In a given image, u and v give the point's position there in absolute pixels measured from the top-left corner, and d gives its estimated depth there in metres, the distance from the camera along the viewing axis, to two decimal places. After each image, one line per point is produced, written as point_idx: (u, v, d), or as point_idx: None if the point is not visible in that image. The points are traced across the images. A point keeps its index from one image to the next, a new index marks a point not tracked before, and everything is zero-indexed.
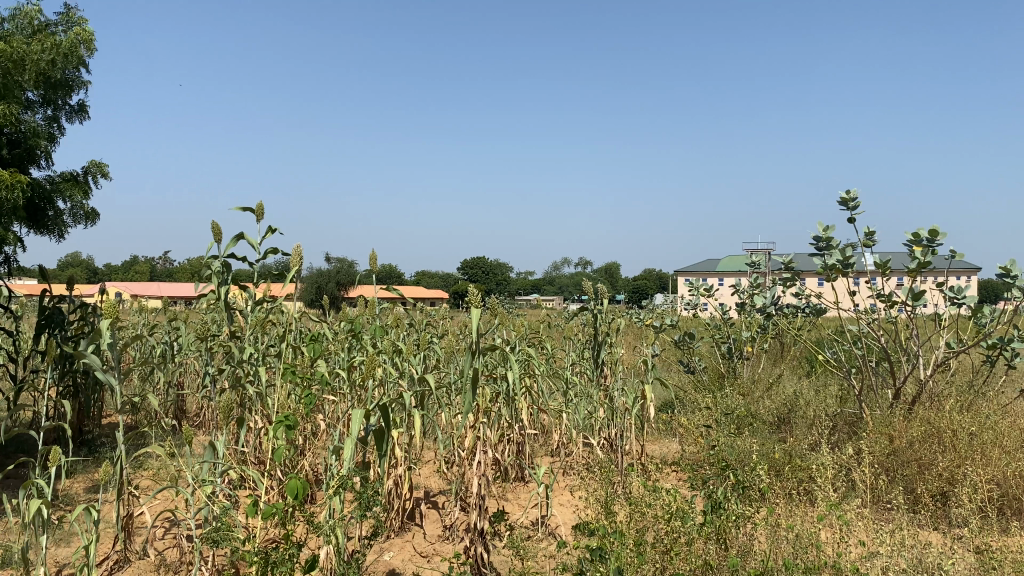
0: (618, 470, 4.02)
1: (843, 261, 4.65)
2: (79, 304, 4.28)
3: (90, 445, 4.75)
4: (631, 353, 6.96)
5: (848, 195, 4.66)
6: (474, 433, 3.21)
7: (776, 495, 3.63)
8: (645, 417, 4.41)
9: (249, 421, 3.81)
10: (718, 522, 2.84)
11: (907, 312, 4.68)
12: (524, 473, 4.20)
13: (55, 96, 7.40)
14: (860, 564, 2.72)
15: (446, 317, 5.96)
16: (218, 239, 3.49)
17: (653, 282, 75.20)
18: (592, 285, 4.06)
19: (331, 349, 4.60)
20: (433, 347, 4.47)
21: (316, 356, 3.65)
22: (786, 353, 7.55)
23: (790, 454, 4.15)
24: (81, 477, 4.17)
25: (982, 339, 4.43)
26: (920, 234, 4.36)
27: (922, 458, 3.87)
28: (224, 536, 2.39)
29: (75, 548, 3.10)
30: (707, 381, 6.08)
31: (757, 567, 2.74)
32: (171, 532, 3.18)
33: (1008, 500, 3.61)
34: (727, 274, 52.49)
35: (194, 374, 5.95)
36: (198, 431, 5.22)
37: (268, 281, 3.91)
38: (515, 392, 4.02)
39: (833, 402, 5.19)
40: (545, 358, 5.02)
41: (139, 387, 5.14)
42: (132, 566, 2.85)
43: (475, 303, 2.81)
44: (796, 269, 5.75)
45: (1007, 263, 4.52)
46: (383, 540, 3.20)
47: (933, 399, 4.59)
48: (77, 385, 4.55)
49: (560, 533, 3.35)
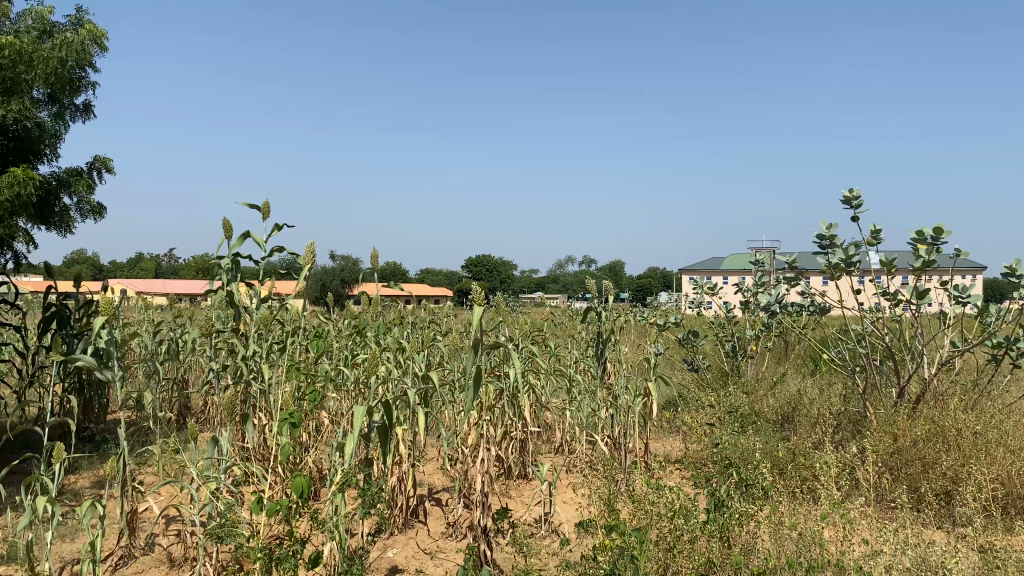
0: (621, 469, 4.02)
1: (848, 258, 4.64)
2: (84, 301, 4.29)
3: (95, 441, 4.76)
4: (635, 351, 6.95)
5: (852, 193, 4.65)
6: (477, 431, 3.20)
7: (780, 495, 3.62)
8: (648, 416, 4.41)
9: (254, 418, 3.80)
10: (722, 520, 2.83)
11: (912, 311, 4.65)
12: (528, 471, 4.21)
13: (63, 93, 7.42)
14: (863, 563, 2.71)
15: (450, 315, 5.95)
16: (227, 235, 3.50)
17: (656, 281, 75.24)
18: (597, 284, 4.06)
19: (336, 346, 4.59)
20: (438, 344, 4.46)
21: (319, 354, 3.70)
22: (790, 351, 7.56)
23: (794, 452, 4.13)
24: (85, 473, 4.18)
25: (987, 338, 4.41)
26: (926, 233, 4.35)
27: (927, 457, 3.85)
28: (229, 533, 2.39)
29: (80, 544, 3.11)
30: (710, 379, 6.08)
31: (760, 565, 2.72)
32: (175, 528, 3.19)
33: (1013, 499, 3.59)
34: (732, 273, 52.47)
35: (199, 371, 5.96)
36: (203, 427, 5.24)
37: (274, 278, 3.90)
38: (519, 390, 4.02)
39: (837, 400, 5.19)
40: (549, 355, 5.01)
41: (145, 383, 5.15)
42: (137, 562, 2.87)
43: (481, 302, 2.78)
44: (801, 268, 5.74)
45: (1011, 263, 4.54)
46: (387, 537, 3.21)
47: (938, 398, 4.57)
48: (82, 381, 4.56)
49: (564, 531, 3.34)
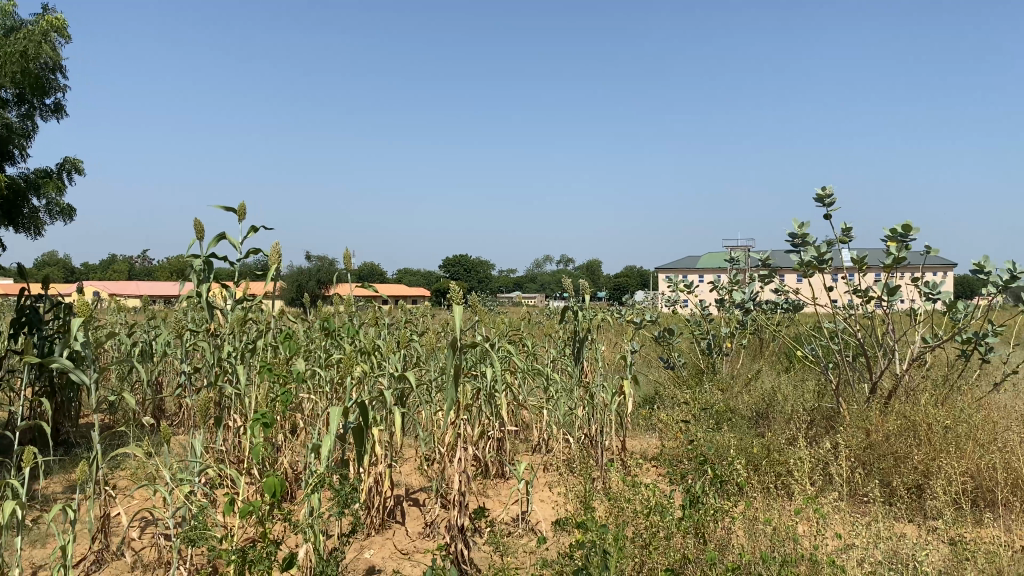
0: (597, 466, 4.04)
1: (819, 257, 4.68)
2: (55, 304, 4.23)
3: (66, 446, 4.70)
4: (612, 350, 6.97)
5: (825, 191, 4.70)
6: (454, 431, 3.19)
7: (755, 490, 3.64)
8: (625, 414, 4.42)
9: (228, 421, 3.77)
10: (697, 515, 2.85)
11: (884, 307, 4.68)
12: (505, 470, 4.22)
13: (31, 93, 7.38)
14: (835, 556, 2.74)
15: (426, 314, 5.92)
16: (200, 237, 3.45)
17: (633, 280, 75.75)
18: (572, 283, 4.05)
19: (311, 349, 4.55)
20: (413, 343, 4.45)
21: (292, 355, 3.67)
22: (764, 348, 7.65)
23: (768, 448, 4.14)
24: (56, 478, 4.13)
25: (957, 334, 4.45)
26: (896, 229, 4.41)
27: (898, 451, 3.90)
28: (201, 535, 2.36)
29: (51, 549, 3.06)
30: (685, 376, 6.12)
31: (734, 561, 2.74)
32: (147, 531, 3.15)
33: (981, 492, 3.66)
34: (708, 271, 53.01)
35: (173, 373, 5.90)
36: (178, 430, 5.20)
37: (246, 279, 3.85)
38: (495, 387, 4.00)
39: (812, 396, 5.23)
40: (526, 355, 4.99)
41: (117, 386, 5.10)
42: (109, 566, 2.84)
43: (457, 301, 2.77)
44: (775, 265, 5.79)
45: (981, 260, 4.61)
46: (363, 538, 3.19)
47: (910, 393, 4.63)
48: (53, 385, 4.51)
49: (541, 529, 3.37)
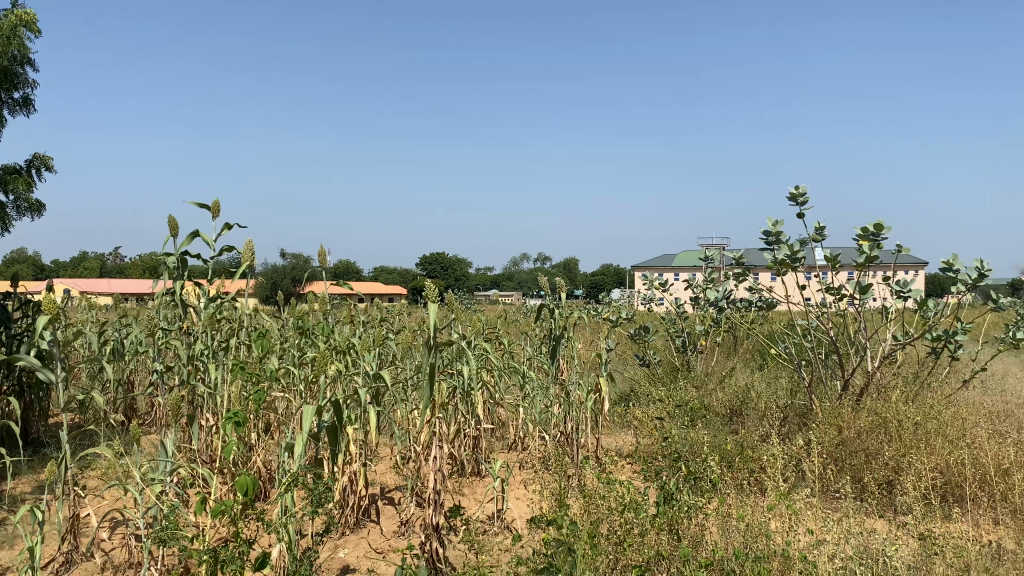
0: (572, 463, 4.05)
1: (792, 256, 4.72)
2: (23, 301, 4.16)
3: (35, 446, 4.63)
4: (588, 348, 6.99)
5: (798, 190, 4.75)
6: (429, 429, 3.17)
7: (728, 487, 3.67)
8: (600, 412, 4.43)
9: (200, 419, 3.73)
10: (671, 512, 2.87)
11: (856, 305, 4.73)
12: (480, 468, 4.22)
13: None
14: (807, 551, 2.77)
15: (402, 312, 5.90)
16: (173, 234, 3.41)
17: (609, 279, 76.05)
18: (548, 281, 4.05)
19: (285, 346, 4.51)
20: (388, 341, 4.43)
21: (265, 353, 3.64)
22: (739, 346, 7.71)
23: (742, 445, 4.17)
24: (25, 478, 4.06)
25: (927, 332, 4.51)
26: (868, 229, 4.46)
27: (869, 448, 3.95)
28: (172, 535, 2.34)
29: (19, 550, 3.02)
30: (660, 373, 6.15)
31: (708, 557, 2.76)
32: (118, 531, 3.11)
33: (950, 487, 3.71)
34: (683, 270, 53.35)
35: (145, 372, 5.83)
36: (150, 429, 5.14)
37: (220, 276, 3.81)
38: (471, 386, 4.00)
39: (785, 393, 5.28)
40: (502, 353, 4.99)
41: (88, 384, 5.03)
42: (78, 567, 2.80)
43: (432, 299, 2.76)
44: (749, 264, 5.83)
45: (950, 258, 4.67)
46: (337, 537, 3.17)
47: (881, 391, 4.69)
48: (21, 384, 4.44)
49: (516, 526, 3.38)
